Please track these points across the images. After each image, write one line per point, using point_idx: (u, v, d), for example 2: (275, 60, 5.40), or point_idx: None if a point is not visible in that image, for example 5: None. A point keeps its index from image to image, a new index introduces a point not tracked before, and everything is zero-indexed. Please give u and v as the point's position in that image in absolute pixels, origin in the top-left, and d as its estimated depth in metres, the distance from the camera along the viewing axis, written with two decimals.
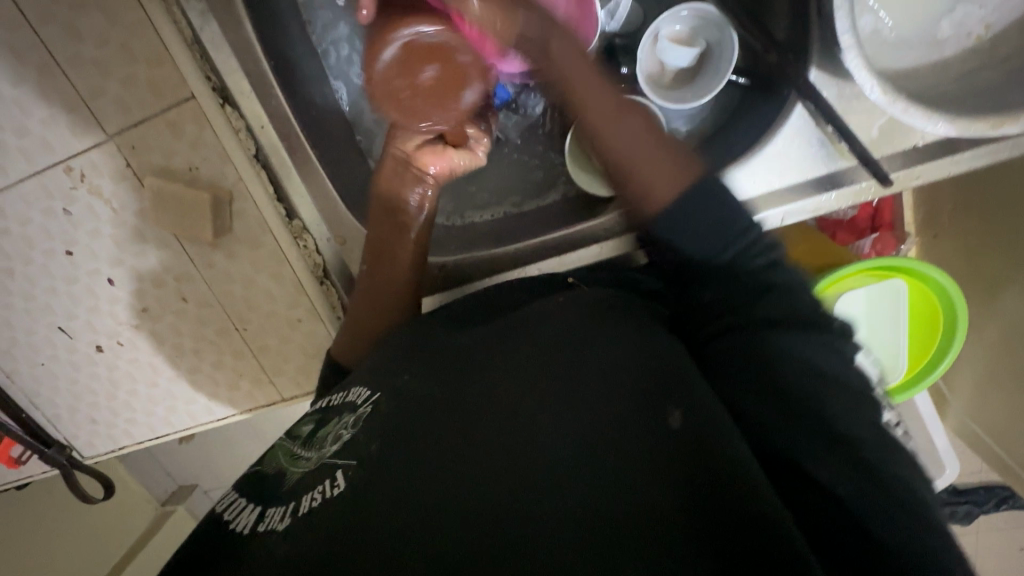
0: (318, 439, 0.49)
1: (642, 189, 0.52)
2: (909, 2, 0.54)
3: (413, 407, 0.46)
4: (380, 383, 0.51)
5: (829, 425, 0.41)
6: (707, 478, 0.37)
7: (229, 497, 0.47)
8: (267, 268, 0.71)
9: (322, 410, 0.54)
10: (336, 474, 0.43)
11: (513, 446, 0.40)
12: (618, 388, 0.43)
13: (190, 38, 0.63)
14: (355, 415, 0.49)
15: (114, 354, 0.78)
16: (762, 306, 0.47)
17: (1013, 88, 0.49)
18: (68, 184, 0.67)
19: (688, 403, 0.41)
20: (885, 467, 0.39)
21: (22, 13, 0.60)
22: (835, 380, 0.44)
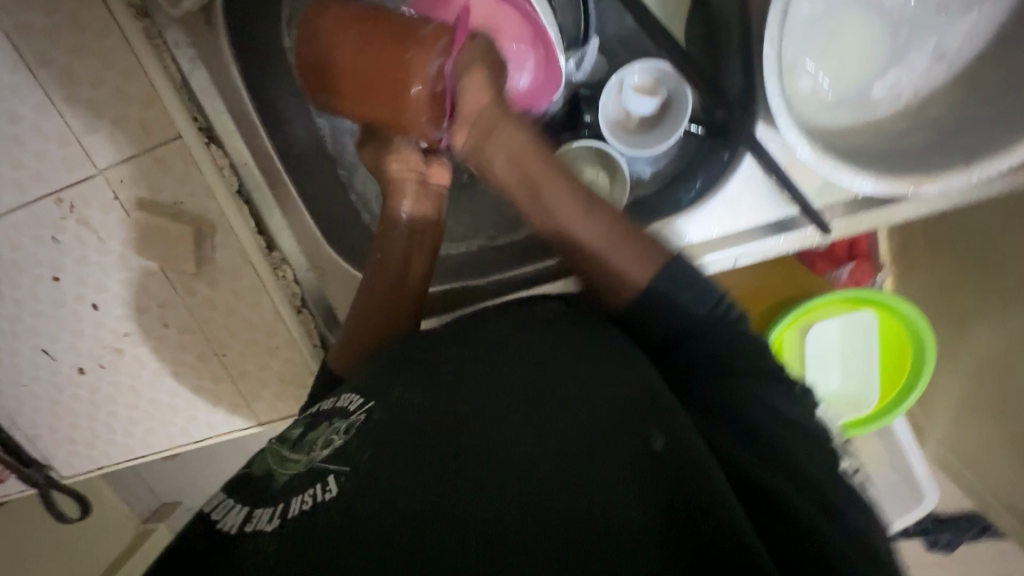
0: (307, 441, 0.47)
1: (611, 279, 0.58)
2: (848, 64, 0.58)
3: (396, 416, 0.45)
4: (373, 391, 0.49)
5: (793, 466, 0.45)
6: (694, 500, 0.37)
7: (214, 498, 0.44)
8: (248, 297, 0.74)
9: (310, 414, 0.52)
10: (328, 477, 0.42)
11: (494, 461, 0.40)
12: (604, 408, 0.44)
13: (178, 81, 0.67)
14: (348, 421, 0.47)
15: (96, 376, 0.80)
16: (738, 359, 0.52)
17: (934, 152, 0.54)
18: (59, 214, 0.70)
19: (669, 430, 0.42)
20: (845, 510, 0.43)
21: (23, 57, 0.64)
22: (794, 431, 0.49)
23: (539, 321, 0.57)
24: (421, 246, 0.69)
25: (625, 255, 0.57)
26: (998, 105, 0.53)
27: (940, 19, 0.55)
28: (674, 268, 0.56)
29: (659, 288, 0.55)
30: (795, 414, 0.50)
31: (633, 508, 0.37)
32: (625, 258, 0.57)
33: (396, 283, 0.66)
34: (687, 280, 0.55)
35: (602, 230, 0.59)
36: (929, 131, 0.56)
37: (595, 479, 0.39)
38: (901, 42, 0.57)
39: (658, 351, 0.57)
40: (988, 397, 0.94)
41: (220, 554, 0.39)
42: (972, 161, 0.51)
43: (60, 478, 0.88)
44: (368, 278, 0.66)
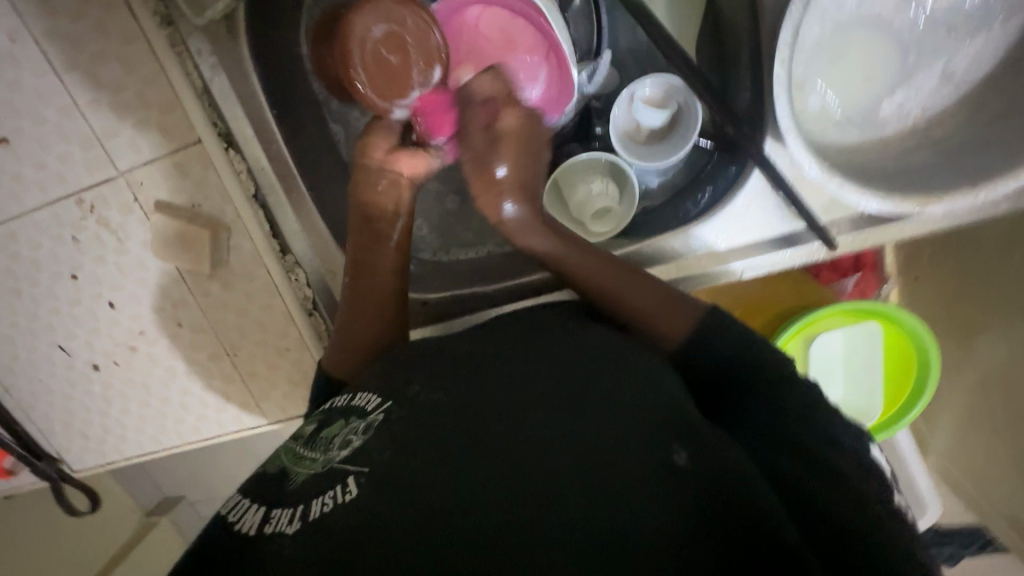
0: (324, 441, 0.49)
1: (644, 331, 0.59)
2: (856, 83, 0.58)
3: (419, 417, 0.46)
4: (392, 391, 0.50)
5: (839, 478, 0.44)
6: (729, 510, 0.38)
7: (233, 498, 0.46)
8: (260, 299, 0.75)
9: (326, 412, 0.54)
10: (346, 479, 0.43)
11: (517, 463, 0.41)
12: (626, 415, 0.44)
13: (199, 88, 0.68)
14: (365, 421, 0.48)
15: (110, 373, 0.82)
16: (776, 382, 0.51)
17: (940, 171, 0.55)
18: (79, 214, 0.72)
19: (693, 443, 0.42)
20: (892, 525, 0.42)
21: (49, 62, 0.66)
22: (839, 440, 0.47)
23: (568, 325, 0.57)
24: (389, 246, 0.65)
25: (663, 313, 0.58)
26: (1001, 127, 0.54)
27: (949, 41, 0.56)
28: (715, 325, 0.56)
29: (701, 338, 0.56)
30: (841, 426, 0.48)
31: (670, 515, 0.38)
32: (664, 317, 0.58)
33: (374, 284, 0.65)
34: (726, 334, 0.56)
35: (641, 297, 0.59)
36: (933, 150, 0.58)
37: (624, 482, 0.39)
38: (909, 62, 0.57)
39: (700, 380, 0.56)
40: (993, 412, 0.94)
41: (242, 553, 0.40)
42: (975, 182, 0.52)
43: (71, 471, 0.90)
44: (352, 279, 0.66)
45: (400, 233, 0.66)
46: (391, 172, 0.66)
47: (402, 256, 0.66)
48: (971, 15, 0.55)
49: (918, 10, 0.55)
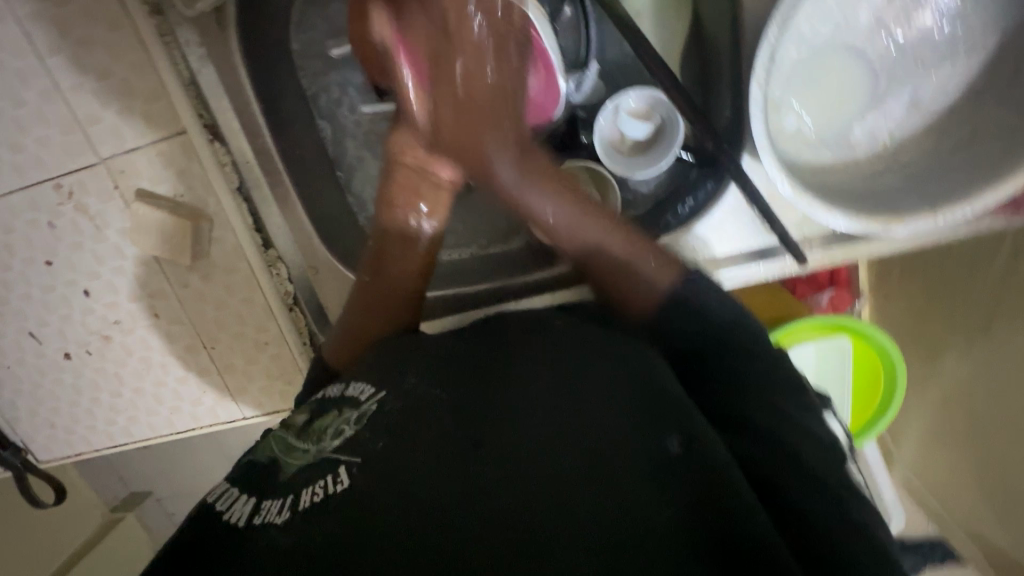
0: (315, 430, 0.49)
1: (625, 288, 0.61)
2: (830, 106, 0.61)
3: (412, 410, 0.47)
4: (385, 382, 0.51)
5: (799, 463, 0.46)
6: (707, 494, 0.40)
7: (218, 487, 0.46)
8: (241, 292, 0.75)
9: (316, 401, 0.54)
10: (338, 469, 0.43)
11: (512, 453, 0.42)
12: (617, 409, 0.45)
13: (187, 78, 0.68)
14: (357, 410, 0.49)
15: (81, 362, 0.81)
16: (742, 364, 0.53)
17: (904, 197, 0.58)
18: (56, 200, 0.71)
19: (685, 431, 0.44)
20: (857, 513, 0.43)
21: (33, 45, 0.65)
22: (810, 433, 0.48)
23: (563, 321, 0.59)
24: (419, 250, 0.68)
25: (646, 274, 0.60)
26: (962, 157, 0.57)
27: (919, 71, 0.59)
28: (692, 284, 0.59)
29: (678, 304, 0.58)
30: (811, 418, 0.50)
31: (657, 504, 0.39)
32: (644, 277, 0.60)
33: (391, 283, 0.67)
34: (708, 295, 0.58)
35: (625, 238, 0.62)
36: (899, 174, 0.60)
37: (613, 472, 0.41)
38: (881, 88, 0.60)
39: (682, 356, 0.57)
40: (954, 427, 0.98)
41: (228, 541, 0.40)
42: (938, 208, 0.55)
43: (36, 461, 0.88)
44: (369, 278, 0.67)
45: (429, 240, 0.69)
46: (430, 178, 0.68)
47: (430, 258, 0.69)
48: (938, 48, 0.57)
49: (890, 40, 0.58)
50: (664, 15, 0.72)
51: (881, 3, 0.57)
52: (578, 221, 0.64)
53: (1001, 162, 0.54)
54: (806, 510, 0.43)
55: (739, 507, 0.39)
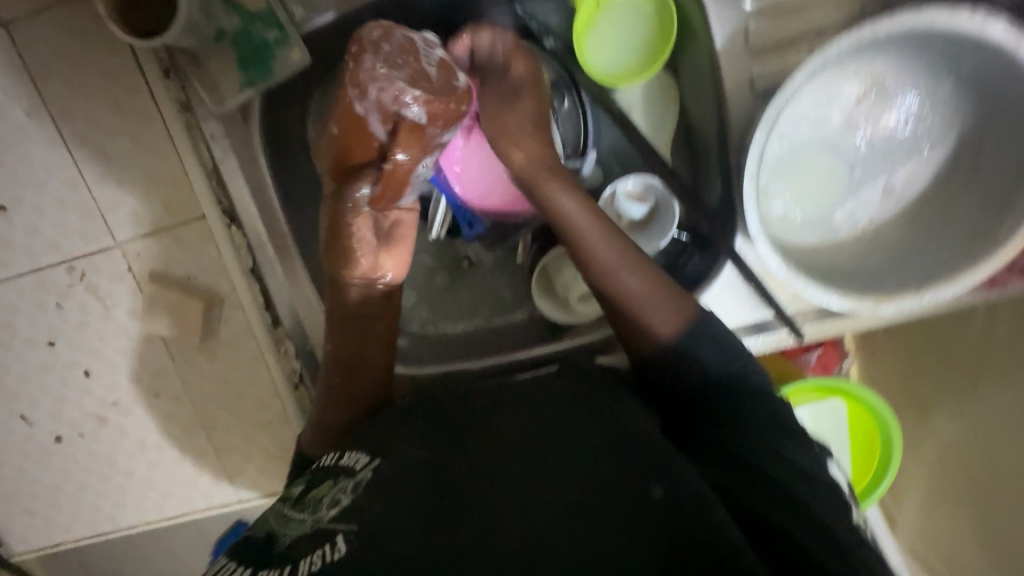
0: (311, 501, 0.50)
1: (636, 322, 0.59)
2: (810, 193, 0.66)
3: (417, 478, 0.49)
4: (386, 452, 0.52)
5: (799, 508, 0.47)
6: (693, 537, 0.39)
7: (218, 561, 0.47)
8: (245, 371, 0.74)
9: (312, 473, 0.56)
10: (336, 537, 0.44)
11: (509, 509, 0.44)
12: (612, 457, 0.46)
13: (210, 168, 0.69)
14: (353, 480, 0.50)
15: (72, 444, 0.78)
16: (732, 410, 0.55)
17: (887, 275, 0.61)
18: (67, 282, 0.72)
19: (666, 473, 0.44)
20: (849, 547, 0.45)
21: (61, 136, 0.67)
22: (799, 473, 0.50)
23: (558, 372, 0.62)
24: (380, 333, 0.67)
25: (660, 310, 0.59)
26: (935, 238, 0.62)
27: (889, 161, 0.64)
28: (701, 322, 0.58)
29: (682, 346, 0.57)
30: (797, 456, 0.51)
31: (649, 544, 0.39)
32: (660, 312, 0.59)
33: (366, 369, 0.66)
34: (707, 330, 0.58)
35: (638, 270, 0.60)
36: (884, 254, 0.64)
37: (604, 516, 0.42)
38: (855, 176, 0.65)
39: (672, 396, 0.59)
40: (948, 491, 0.99)
41: None
42: (922, 286, 0.58)
43: (9, 554, 0.83)
44: (332, 364, 0.66)
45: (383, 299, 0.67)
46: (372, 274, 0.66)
47: (390, 340, 0.68)
48: (904, 143, 0.63)
49: (860, 135, 0.64)
50: (656, 111, 0.76)
51: (851, 104, 0.63)
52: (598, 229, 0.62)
53: (972, 246, 0.58)
54: (805, 557, 0.43)
55: (726, 540, 0.39)
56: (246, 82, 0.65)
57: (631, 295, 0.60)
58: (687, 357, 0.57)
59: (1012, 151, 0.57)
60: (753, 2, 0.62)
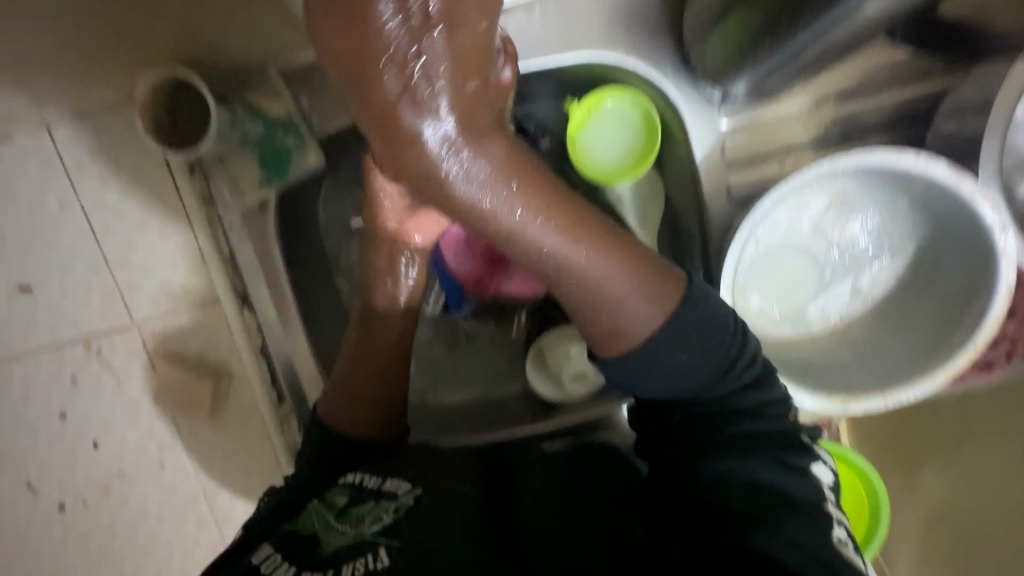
0: (353, 515, 0.55)
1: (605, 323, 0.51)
2: (784, 291, 0.71)
3: (445, 505, 0.55)
4: (421, 481, 0.58)
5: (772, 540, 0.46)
6: None
7: (264, 550, 0.53)
8: (250, 445, 0.78)
9: (355, 484, 0.59)
10: (377, 550, 0.50)
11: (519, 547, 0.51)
12: (604, 509, 0.55)
13: (225, 254, 0.74)
14: (395, 502, 0.55)
15: (75, 513, 0.80)
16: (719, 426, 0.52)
17: (854, 373, 0.66)
18: (83, 357, 0.76)
19: (649, 522, 0.53)
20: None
21: (91, 226, 0.72)
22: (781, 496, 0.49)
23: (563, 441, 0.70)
24: (398, 313, 0.71)
25: (629, 301, 0.50)
26: (898, 339, 0.66)
27: (855, 264, 0.70)
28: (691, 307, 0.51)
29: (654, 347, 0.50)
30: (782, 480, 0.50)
31: None
32: (639, 309, 0.50)
33: (376, 346, 0.69)
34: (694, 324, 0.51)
35: (601, 253, 0.49)
36: (852, 350, 0.69)
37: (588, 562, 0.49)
38: (825, 276, 0.71)
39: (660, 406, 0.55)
40: None
41: None
42: (886, 388, 0.62)
43: None
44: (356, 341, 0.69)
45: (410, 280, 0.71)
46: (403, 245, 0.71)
47: (410, 319, 0.71)
48: (867, 251, 0.69)
49: (828, 241, 0.70)
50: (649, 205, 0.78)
51: (819, 215, 0.69)
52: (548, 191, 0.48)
53: (932, 351, 0.62)
54: None
55: None
56: (265, 182, 0.71)
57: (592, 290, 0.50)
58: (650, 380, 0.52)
59: (961, 266, 0.63)
60: (729, 120, 0.69)
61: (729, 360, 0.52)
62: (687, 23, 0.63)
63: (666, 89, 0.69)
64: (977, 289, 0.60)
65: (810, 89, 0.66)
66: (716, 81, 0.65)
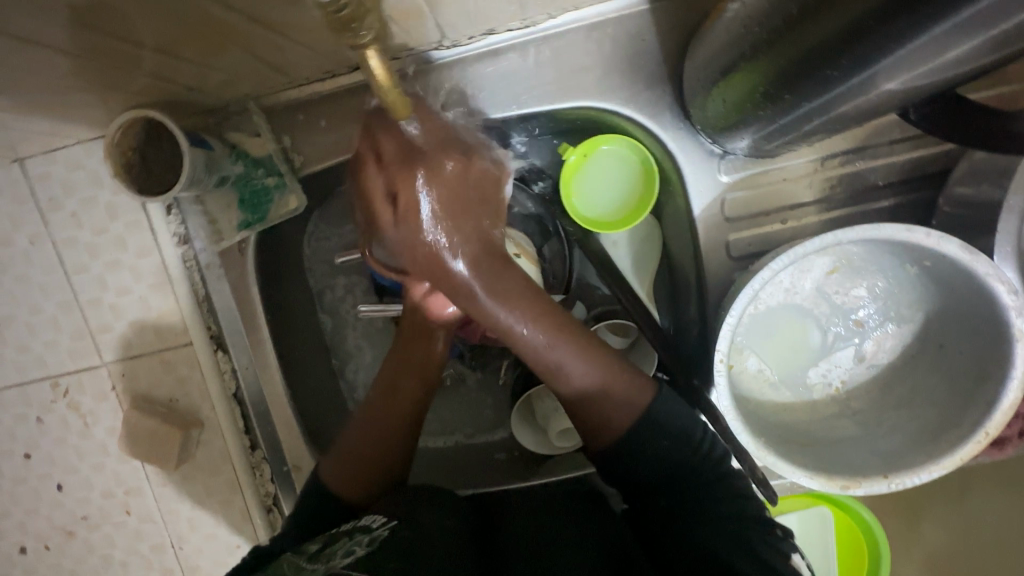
0: (325, 554, 0.50)
1: (597, 417, 0.59)
2: (783, 355, 0.67)
3: (426, 535, 0.52)
4: (397, 512, 0.55)
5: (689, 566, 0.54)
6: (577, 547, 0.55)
7: None
8: (220, 493, 0.74)
9: (329, 535, 0.55)
10: None
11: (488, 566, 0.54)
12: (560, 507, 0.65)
13: (201, 296, 0.71)
14: (369, 535, 0.52)
15: (36, 557, 0.77)
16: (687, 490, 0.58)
17: (853, 450, 0.63)
18: (50, 397, 0.73)
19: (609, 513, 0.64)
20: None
21: (62, 262, 0.69)
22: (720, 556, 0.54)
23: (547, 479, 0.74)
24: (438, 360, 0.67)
25: (620, 398, 0.59)
26: (901, 415, 0.63)
27: (860, 330, 0.66)
28: (655, 410, 0.59)
29: (642, 432, 0.58)
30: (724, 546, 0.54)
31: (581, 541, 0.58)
32: (615, 408, 0.59)
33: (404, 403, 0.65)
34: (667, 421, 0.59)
35: (584, 356, 0.59)
36: (852, 421, 0.66)
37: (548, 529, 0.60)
38: (828, 341, 0.67)
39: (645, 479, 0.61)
40: None
41: None
42: (889, 472, 0.58)
43: None
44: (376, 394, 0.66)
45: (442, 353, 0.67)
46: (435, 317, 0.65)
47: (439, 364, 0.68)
48: (872, 315, 0.65)
49: (832, 304, 0.66)
50: (644, 253, 0.75)
51: (822, 276, 0.65)
52: (501, 279, 0.57)
53: (939, 435, 0.59)
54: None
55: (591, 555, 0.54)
56: (244, 225, 0.68)
57: (578, 389, 0.59)
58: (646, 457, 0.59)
59: (972, 344, 0.59)
60: (729, 177, 0.65)
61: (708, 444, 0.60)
62: (689, 77, 0.60)
63: (663, 141, 0.66)
64: (987, 371, 0.57)
65: (816, 147, 0.63)
66: (717, 137, 0.61)
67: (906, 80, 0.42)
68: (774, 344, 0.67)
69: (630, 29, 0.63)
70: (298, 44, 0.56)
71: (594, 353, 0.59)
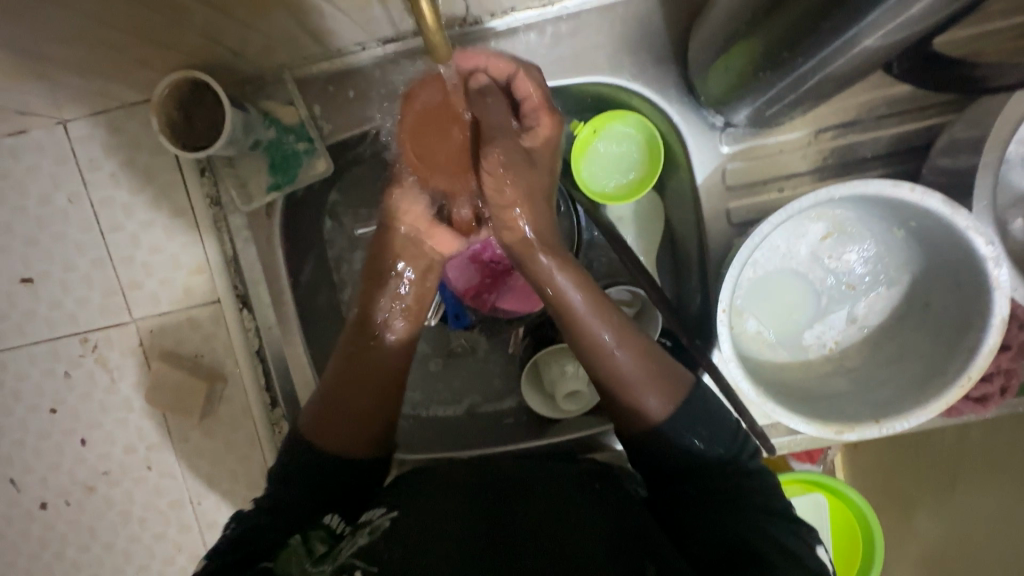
0: (332, 552, 0.53)
1: (632, 406, 0.61)
2: (780, 317, 0.72)
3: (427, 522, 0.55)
4: (399, 502, 0.58)
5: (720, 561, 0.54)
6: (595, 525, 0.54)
7: None
8: (240, 449, 0.77)
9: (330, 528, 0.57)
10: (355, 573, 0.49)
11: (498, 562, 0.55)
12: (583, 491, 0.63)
13: (229, 255, 0.73)
14: (372, 526, 0.55)
15: (56, 512, 0.79)
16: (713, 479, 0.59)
17: (847, 403, 0.67)
18: (79, 352, 0.76)
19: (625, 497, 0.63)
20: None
21: (98, 221, 0.73)
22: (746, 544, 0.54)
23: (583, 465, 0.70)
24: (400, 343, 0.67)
25: (657, 381, 0.61)
26: (890, 371, 0.67)
27: (852, 293, 0.70)
28: (698, 396, 0.62)
29: (681, 416, 0.60)
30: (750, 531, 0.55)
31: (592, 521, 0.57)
32: (650, 395, 0.60)
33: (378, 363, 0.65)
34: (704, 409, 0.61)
35: (625, 341, 0.62)
36: (845, 378, 0.70)
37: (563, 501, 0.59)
38: (823, 304, 0.71)
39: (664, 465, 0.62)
40: None
41: None
42: (880, 418, 0.62)
43: None
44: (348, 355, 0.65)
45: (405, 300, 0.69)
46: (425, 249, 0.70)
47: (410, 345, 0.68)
48: (863, 278, 0.70)
49: (825, 269, 0.70)
50: (648, 225, 0.80)
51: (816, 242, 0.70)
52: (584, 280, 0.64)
53: (926, 383, 0.63)
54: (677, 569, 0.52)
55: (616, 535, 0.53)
56: (273, 187, 0.72)
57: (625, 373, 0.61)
58: (671, 435, 0.60)
59: (956, 301, 0.63)
60: (730, 148, 0.70)
61: (736, 430, 0.61)
62: (693, 52, 0.65)
63: (669, 114, 0.71)
64: (969, 323, 0.61)
65: (809, 121, 0.69)
66: (720, 108, 0.66)
67: (883, 36, 0.48)
68: (772, 307, 0.71)
69: (639, 11, 0.69)
70: (335, 12, 0.60)
71: (646, 345, 0.63)
